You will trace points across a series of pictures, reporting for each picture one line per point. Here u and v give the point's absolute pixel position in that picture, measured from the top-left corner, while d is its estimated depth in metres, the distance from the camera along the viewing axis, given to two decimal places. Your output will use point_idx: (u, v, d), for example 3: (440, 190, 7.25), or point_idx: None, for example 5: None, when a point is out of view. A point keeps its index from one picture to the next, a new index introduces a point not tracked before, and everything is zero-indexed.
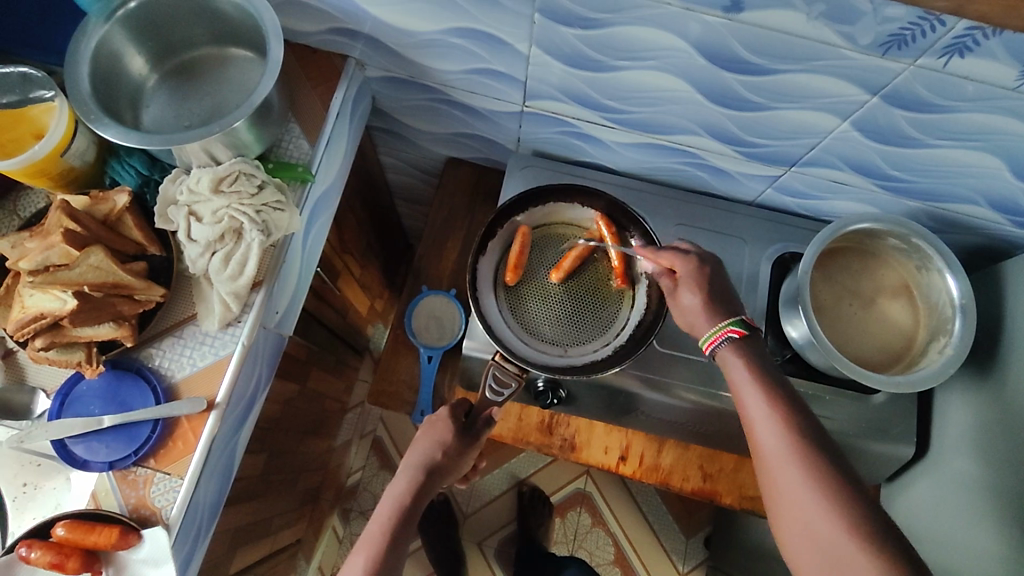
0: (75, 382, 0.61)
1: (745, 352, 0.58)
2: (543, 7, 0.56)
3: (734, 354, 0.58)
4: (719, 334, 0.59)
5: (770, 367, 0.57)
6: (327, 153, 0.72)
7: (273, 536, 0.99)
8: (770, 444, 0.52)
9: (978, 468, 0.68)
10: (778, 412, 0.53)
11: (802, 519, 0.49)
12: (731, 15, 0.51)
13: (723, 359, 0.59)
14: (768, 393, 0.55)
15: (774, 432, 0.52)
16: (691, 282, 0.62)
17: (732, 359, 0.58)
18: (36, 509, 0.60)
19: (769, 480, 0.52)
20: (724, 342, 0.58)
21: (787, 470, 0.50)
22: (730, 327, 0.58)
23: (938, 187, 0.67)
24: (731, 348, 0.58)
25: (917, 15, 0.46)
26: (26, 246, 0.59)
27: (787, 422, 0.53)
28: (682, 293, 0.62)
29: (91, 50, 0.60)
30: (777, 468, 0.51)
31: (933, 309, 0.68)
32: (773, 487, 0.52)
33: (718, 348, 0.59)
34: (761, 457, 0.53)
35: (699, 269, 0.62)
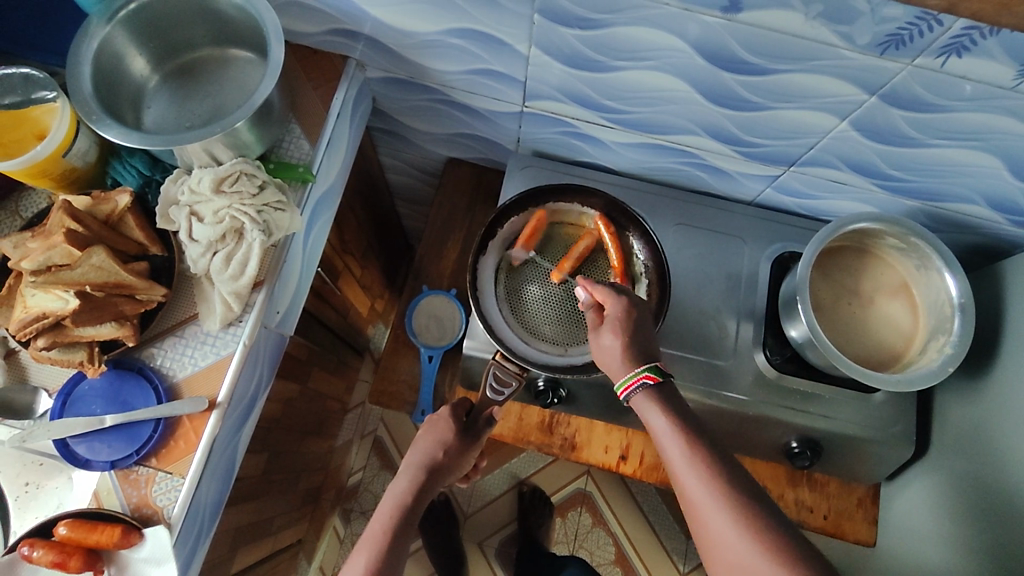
0: (77, 381, 0.62)
1: (660, 398, 0.56)
2: (543, 8, 0.57)
3: (648, 399, 0.56)
4: (633, 379, 0.57)
5: (681, 408, 0.56)
6: (328, 153, 0.72)
7: (273, 536, 0.99)
8: (694, 488, 0.50)
9: (977, 467, 0.68)
10: (695, 454, 0.52)
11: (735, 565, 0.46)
12: (730, 15, 0.51)
13: (638, 404, 0.57)
14: (685, 436, 0.53)
15: (695, 474, 0.51)
16: (613, 324, 0.60)
17: (646, 404, 0.56)
18: (38, 508, 0.60)
19: (699, 527, 0.50)
20: (639, 387, 0.57)
21: (714, 515, 0.48)
22: (645, 373, 0.57)
23: (936, 187, 0.67)
24: (644, 395, 0.57)
25: (915, 15, 0.46)
26: (28, 246, 0.59)
27: (705, 464, 0.51)
28: (603, 334, 0.61)
29: (93, 50, 0.60)
30: (705, 513, 0.49)
31: (932, 308, 0.69)
32: (705, 534, 0.49)
33: (633, 393, 0.57)
34: (688, 504, 0.51)
35: (625, 311, 0.61)
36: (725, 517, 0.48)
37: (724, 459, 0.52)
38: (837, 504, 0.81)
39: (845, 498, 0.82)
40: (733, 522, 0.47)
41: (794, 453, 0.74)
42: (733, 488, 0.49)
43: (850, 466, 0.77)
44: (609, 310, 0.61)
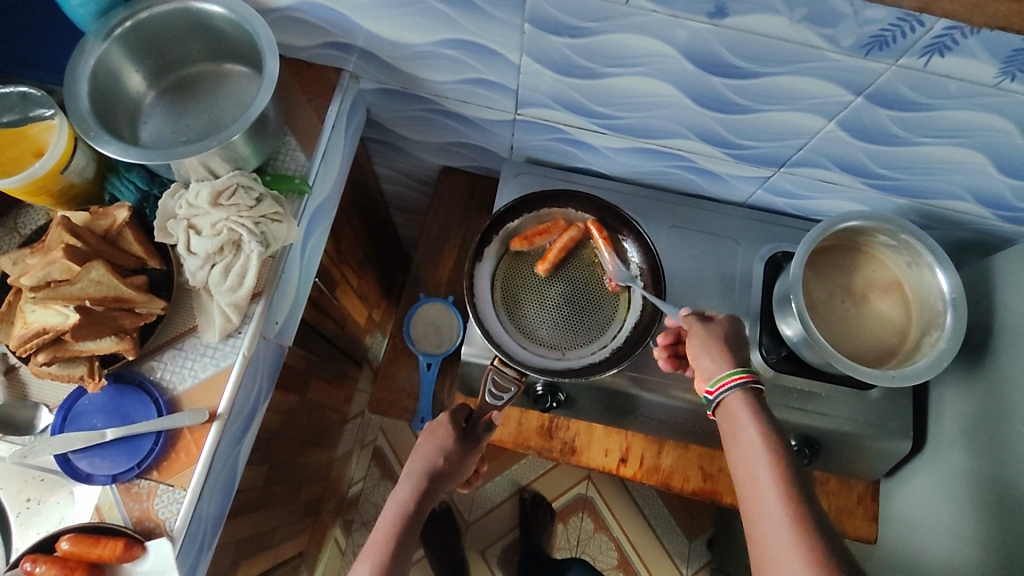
0: (78, 396, 0.62)
1: (755, 404, 0.56)
2: (533, 17, 0.58)
3: (743, 401, 0.56)
4: (738, 375, 0.57)
5: (767, 413, 0.56)
6: (324, 164, 0.73)
7: (275, 548, 0.99)
8: (769, 511, 0.49)
9: (974, 459, 0.68)
10: (783, 480, 0.50)
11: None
12: (716, 20, 0.52)
13: (731, 403, 0.57)
14: (778, 458, 0.52)
15: (777, 498, 0.49)
16: (723, 330, 0.62)
17: (740, 414, 0.56)
18: (39, 524, 0.60)
19: (761, 548, 0.49)
20: (740, 385, 0.57)
21: (782, 539, 0.47)
22: (749, 373, 0.57)
23: (924, 184, 0.68)
24: (737, 393, 0.57)
25: (897, 16, 0.47)
26: (27, 262, 0.60)
27: (794, 491, 0.49)
28: (715, 331, 0.62)
29: (90, 68, 0.61)
30: (773, 536, 0.48)
31: (924, 304, 0.70)
32: (765, 557, 0.48)
33: (731, 388, 0.57)
34: (756, 524, 0.50)
35: (735, 328, 0.63)
36: (793, 547, 0.46)
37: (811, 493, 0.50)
38: (837, 501, 0.82)
39: (845, 495, 0.82)
40: (799, 552, 0.46)
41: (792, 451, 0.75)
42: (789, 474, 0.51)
43: (848, 463, 0.78)
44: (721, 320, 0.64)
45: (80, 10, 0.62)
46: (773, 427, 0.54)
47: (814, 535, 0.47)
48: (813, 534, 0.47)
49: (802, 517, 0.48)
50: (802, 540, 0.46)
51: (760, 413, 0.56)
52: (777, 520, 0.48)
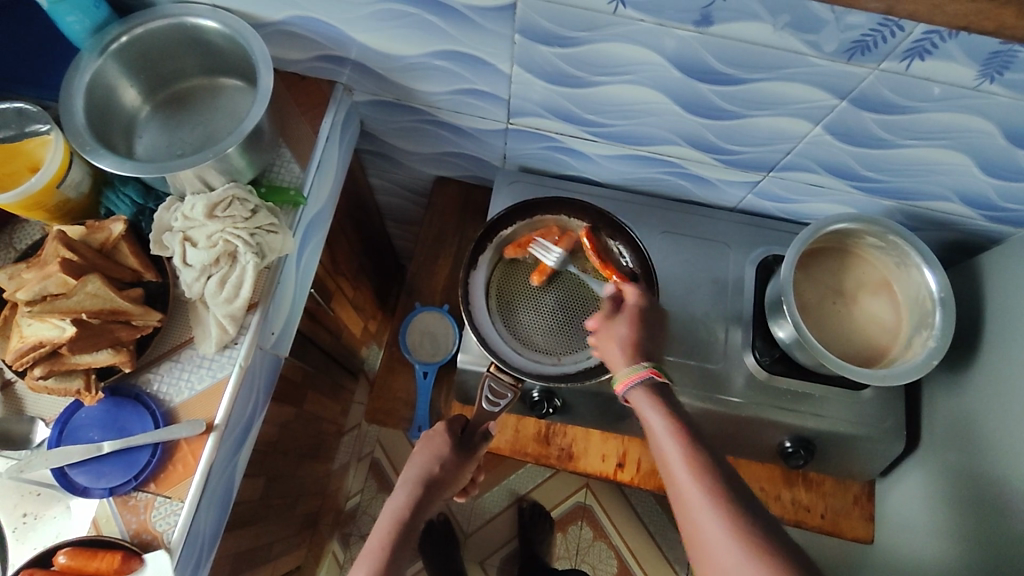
0: (75, 410, 0.62)
1: (658, 396, 0.58)
2: (523, 28, 0.59)
3: (646, 394, 0.58)
4: (641, 371, 0.60)
5: (672, 404, 0.57)
6: (318, 176, 0.73)
7: (273, 562, 0.98)
8: (687, 489, 0.51)
9: (966, 457, 0.69)
10: (694, 456, 0.52)
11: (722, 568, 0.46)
12: (702, 28, 0.54)
13: (635, 398, 0.59)
14: (684, 437, 0.54)
15: (689, 474, 0.51)
16: (628, 317, 0.64)
17: (645, 403, 0.58)
18: (36, 539, 0.59)
19: (689, 525, 0.50)
20: (642, 380, 0.59)
21: (703, 515, 0.49)
22: (651, 370, 0.60)
23: (910, 186, 0.69)
24: (642, 389, 0.59)
25: (877, 21, 0.49)
26: (23, 276, 0.60)
27: (702, 466, 0.51)
28: (619, 322, 0.64)
29: (85, 83, 0.62)
30: (696, 513, 0.49)
31: (914, 304, 0.71)
32: (693, 532, 0.49)
33: (634, 385, 0.59)
34: (680, 502, 0.51)
35: (645, 311, 0.65)
36: (714, 519, 0.48)
37: (719, 462, 0.52)
38: (833, 503, 0.82)
39: (841, 497, 0.82)
40: (720, 520, 0.48)
41: (788, 453, 0.75)
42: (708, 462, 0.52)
43: (844, 463, 0.78)
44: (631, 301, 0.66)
45: (75, 27, 0.63)
46: (680, 417, 0.56)
47: (732, 505, 0.48)
48: (731, 505, 0.49)
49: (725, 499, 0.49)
50: (720, 511, 0.48)
51: (666, 405, 0.57)
52: (695, 495, 0.50)
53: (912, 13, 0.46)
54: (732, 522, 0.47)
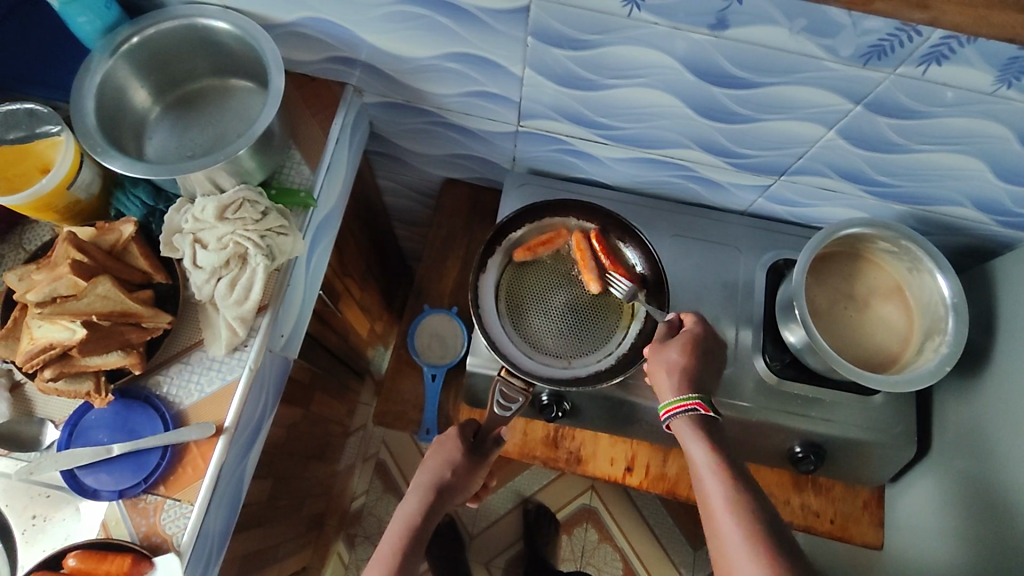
0: (85, 412, 0.62)
1: (703, 428, 0.59)
2: (535, 30, 0.59)
3: (689, 424, 0.60)
4: (687, 402, 0.60)
5: (716, 438, 0.58)
6: (328, 177, 0.73)
7: (279, 563, 0.98)
8: (725, 529, 0.52)
9: (977, 463, 0.69)
10: (734, 494, 0.53)
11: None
12: (717, 32, 0.53)
13: (680, 426, 0.60)
14: (728, 475, 0.55)
15: (730, 513, 0.52)
16: (682, 343, 0.64)
17: (688, 435, 0.59)
18: (46, 540, 0.59)
19: (724, 562, 0.51)
20: (687, 411, 0.60)
21: (738, 554, 0.50)
22: (698, 402, 0.60)
23: (923, 191, 0.69)
24: (687, 419, 0.60)
25: (895, 26, 0.48)
26: (33, 278, 0.60)
27: (745, 505, 0.53)
28: (672, 348, 0.64)
29: (96, 85, 0.62)
30: (731, 551, 0.51)
31: (926, 309, 0.70)
32: (728, 571, 0.51)
33: (678, 414, 0.60)
34: (716, 539, 0.53)
35: (699, 339, 0.65)
36: (750, 557, 0.49)
37: (760, 500, 0.53)
38: (843, 508, 0.82)
39: (850, 501, 0.82)
40: (755, 561, 0.49)
41: (797, 457, 0.75)
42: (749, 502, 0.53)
43: (853, 468, 0.78)
44: (688, 327, 0.66)
45: (86, 27, 0.62)
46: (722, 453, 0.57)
47: (770, 546, 0.49)
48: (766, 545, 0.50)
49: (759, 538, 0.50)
50: (757, 550, 0.49)
51: (709, 439, 0.58)
52: (732, 534, 0.51)
53: (958, 25, 0.47)
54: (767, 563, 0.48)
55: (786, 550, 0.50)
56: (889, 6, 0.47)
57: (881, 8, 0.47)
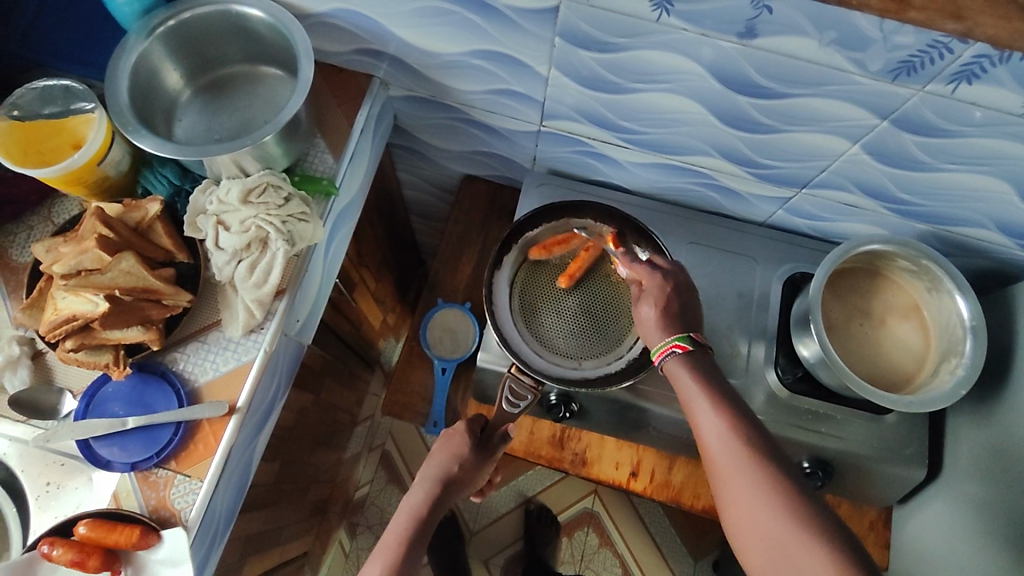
0: (103, 383, 0.63)
1: (693, 365, 0.58)
2: (563, 31, 0.59)
3: (680, 366, 0.58)
4: (666, 346, 0.59)
5: (711, 374, 0.58)
6: (351, 167, 0.74)
7: (281, 546, 0.99)
8: (724, 457, 0.52)
9: (990, 491, 0.68)
10: (732, 428, 0.53)
11: (761, 532, 0.48)
12: (746, 41, 0.53)
13: (672, 369, 0.59)
14: (723, 410, 0.55)
15: (731, 443, 0.53)
16: (653, 296, 0.62)
17: (680, 372, 0.58)
18: (57, 507, 0.61)
19: (726, 493, 0.52)
20: (673, 353, 0.59)
21: (744, 486, 0.50)
22: (677, 342, 0.59)
23: (947, 211, 0.68)
24: (679, 362, 0.59)
25: (927, 42, 0.48)
26: (60, 250, 0.61)
27: (744, 438, 0.53)
28: (643, 304, 0.63)
29: (130, 64, 0.63)
30: (734, 483, 0.51)
31: (944, 330, 0.69)
32: (730, 502, 0.51)
33: (666, 358, 0.60)
34: (716, 471, 0.53)
35: (664, 284, 0.62)
36: (753, 487, 0.50)
37: (759, 431, 0.53)
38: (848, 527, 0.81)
39: (856, 521, 0.82)
40: (757, 493, 0.49)
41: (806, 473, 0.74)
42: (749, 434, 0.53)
43: (861, 487, 0.77)
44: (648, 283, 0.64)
45: (124, 9, 0.64)
46: (718, 388, 0.56)
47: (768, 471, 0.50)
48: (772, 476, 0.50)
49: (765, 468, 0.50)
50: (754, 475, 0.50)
51: (704, 376, 0.57)
52: (730, 461, 0.52)
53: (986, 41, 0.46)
54: (771, 492, 0.49)
55: (792, 480, 0.50)
56: (924, 16, 0.46)
57: (915, 17, 0.46)
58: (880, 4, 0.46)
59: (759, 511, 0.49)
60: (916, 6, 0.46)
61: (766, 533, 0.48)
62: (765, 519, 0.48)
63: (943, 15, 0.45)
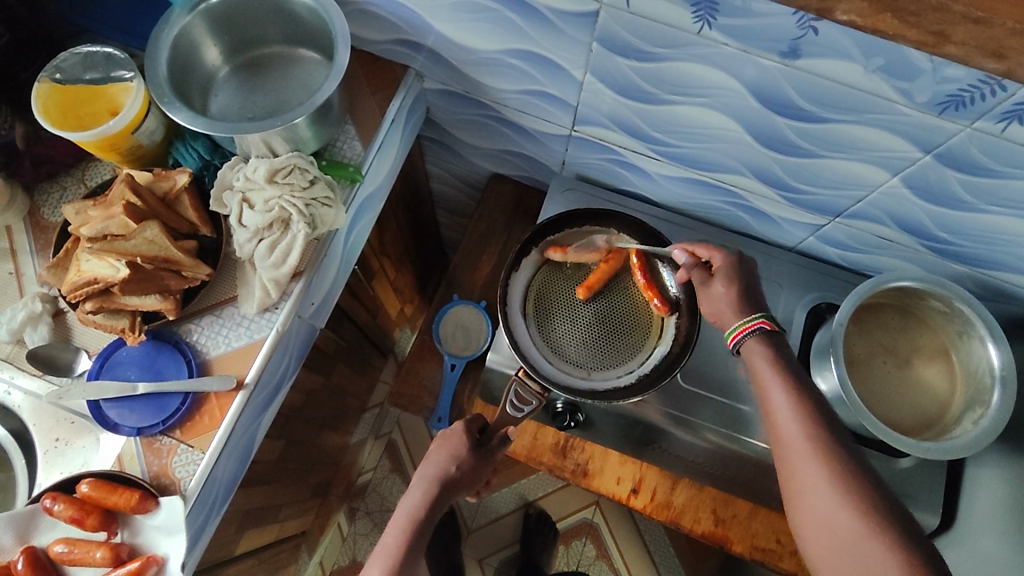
0: (117, 347, 0.64)
1: (772, 346, 0.57)
2: (602, 37, 0.58)
3: (759, 344, 0.57)
4: (751, 322, 0.58)
5: (786, 356, 0.57)
6: (378, 156, 0.74)
7: (279, 523, 1.01)
8: (792, 437, 0.52)
9: (1004, 549, 0.65)
10: (801, 409, 0.53)
11: (822, 513, 0.48)
12: (788, 60, 0.52)
13: (748, 349, 0.58)
14: (795, 392, 0.54)
15: (799, 424, 0.52)
16: (725, 276, 0.62)
17: (757, 352, 0.57)
18: (64, 464, 0.64)
19: (788, 472, 0.52)
20: (755, 332, 0.58)
21: (809, 466, 0.50)
22: (762, 320, 0.58)
23: (986, 253, 0.65)
24: (755, 339, 0.58)
25: (978, 78, 0.46)
26: (89, 213, 0.63)
27: (813, 420, 0.52)
28: (717, 282, 0.62)
29: (171, 37, 0.64)
30: (798, 462, 0.51)
31: (971, 377, 0.67)
32: (793, 481, 0.51)
33: (745, 337, 0.58)
34: (782, 450, 0.53)
35: (736, 266, 0.62)
36: (817, 468, 0.49)
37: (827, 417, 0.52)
38: None
39: None
40: (822, 475, 0.49)
41: None
42: (819, 420, 0.52)
43: None
44: (720, 262, 0.63)
45: None
46: (790, 369, 0.55)
47: (839, 463, 0.49)
48: (838, 460, 0.49)
49: (831, 453, 0.50)
50: (823, 462, 0.49)
51: (778, 356, 0.56)
52: (796, 444, 0.51)
53: None
54: (834, 474, 0.48)
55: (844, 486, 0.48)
56: (962, 52, 0.42)
57: (952, 51, 0.43)
58: (916, 34, 0.43)
59: (821, 493, 0.48)
60: (954, 41, 0.42)
61: (828, 518, 0.47)
62: (826, 499, 0.48)
63: (983, 53, 0.42)
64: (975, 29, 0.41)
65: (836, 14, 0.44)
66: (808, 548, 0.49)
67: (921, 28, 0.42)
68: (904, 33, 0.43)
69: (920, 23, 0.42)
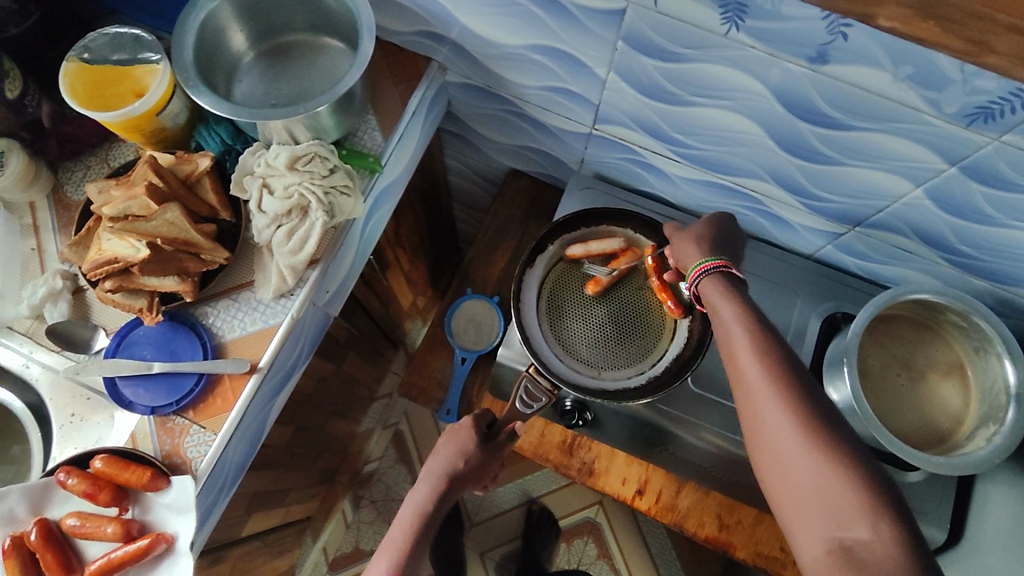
0: (133, 326, 0.65)
1: (729, 286, 0.55)
2: (627, 36, 0.58)
3: (717, 283, 0.55)
4: (710, 262, 0.57)
5: (746, 297, 0.54)
6: (398, 147, 0.75)
7: (285, 508, 1.01)
8: (750, 374, 0.48)
9: (1012, 568, 0.64)
10: (763, 345, 0.49)
11: (785, 455, 0.45)
12: (816, 66, 0.51)
13: (708, 288, 0.56)
14: (756, 329, 0.50)
15: (758, 362, 0.48)
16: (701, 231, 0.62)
17: (716, 291, 0.54)
18: (79, 439, 0.65)
19: (748, 412, 0.48)
20: (715, 269, 0.56)
21: (770, 405, 0.46)
22: (721, 261, 0.57)
23: (1007, 269, 0.64)
24: (714, 279, 0.56)
25: (1009, 90, 0.45)
26: (111, 193, 0.63)
27: (772, 354, 0.48)
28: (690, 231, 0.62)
29: (198, 21, 0.64)
30: (758, 401, 0.47)
31: (987, 394, 0.66)
32: (753, 421, 0.48)
33: (704, 275, 0.56)
34: (740, 389, 0.49)
35: (716, 226, 0.62)
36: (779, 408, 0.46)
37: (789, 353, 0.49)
38: None
39: None
40: (784, 413, 0.45)
41: None
42: (780, 357, 0.48)
43: None
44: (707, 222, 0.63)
45: None
46: (749, 307, 0.52)
47: (801, 400, 0.46)
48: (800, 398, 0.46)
49: (793, 390, 0.46)
50: (784, 399, 0.46)
51: (738, 296, 0.54)
52: (756, 383, 0.48)
53: None
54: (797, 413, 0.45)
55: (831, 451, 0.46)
56: (1003, 61, 0.43)
57: (994, 62, 0.44)
58: (961, 44, 0.44)
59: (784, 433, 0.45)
60: (997, 51, 0.43)
61: (792, 460, 0.44)
62: (788, 440, 0.45)
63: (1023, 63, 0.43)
64: (1017, 40, 0.42)
65: (879, 20, 0.44)
66: (770, 491, 0.46)
67: (962, 37, 0.43)
68: (949, 42, 0.44)
69: (961, 31, 0.43)
